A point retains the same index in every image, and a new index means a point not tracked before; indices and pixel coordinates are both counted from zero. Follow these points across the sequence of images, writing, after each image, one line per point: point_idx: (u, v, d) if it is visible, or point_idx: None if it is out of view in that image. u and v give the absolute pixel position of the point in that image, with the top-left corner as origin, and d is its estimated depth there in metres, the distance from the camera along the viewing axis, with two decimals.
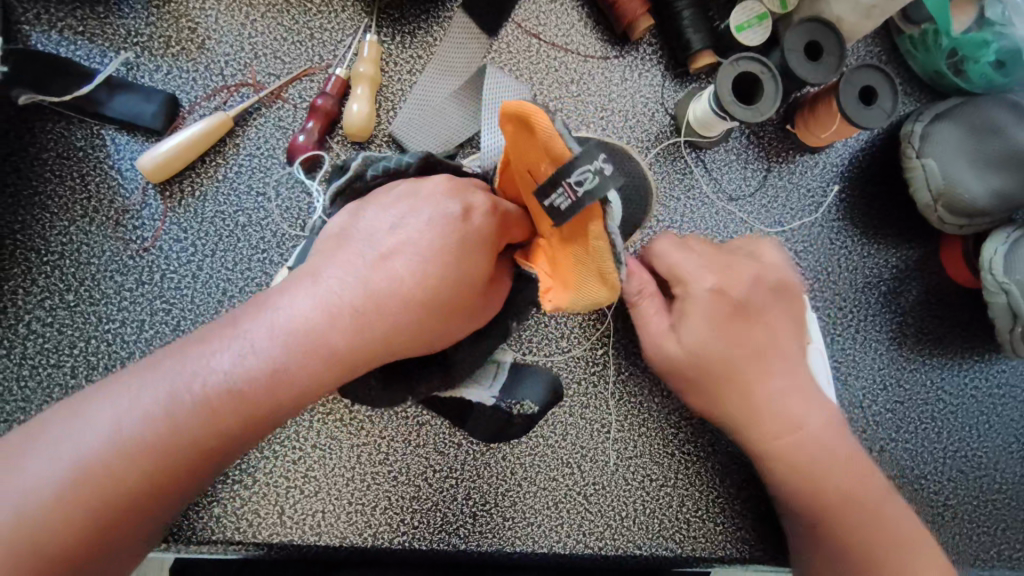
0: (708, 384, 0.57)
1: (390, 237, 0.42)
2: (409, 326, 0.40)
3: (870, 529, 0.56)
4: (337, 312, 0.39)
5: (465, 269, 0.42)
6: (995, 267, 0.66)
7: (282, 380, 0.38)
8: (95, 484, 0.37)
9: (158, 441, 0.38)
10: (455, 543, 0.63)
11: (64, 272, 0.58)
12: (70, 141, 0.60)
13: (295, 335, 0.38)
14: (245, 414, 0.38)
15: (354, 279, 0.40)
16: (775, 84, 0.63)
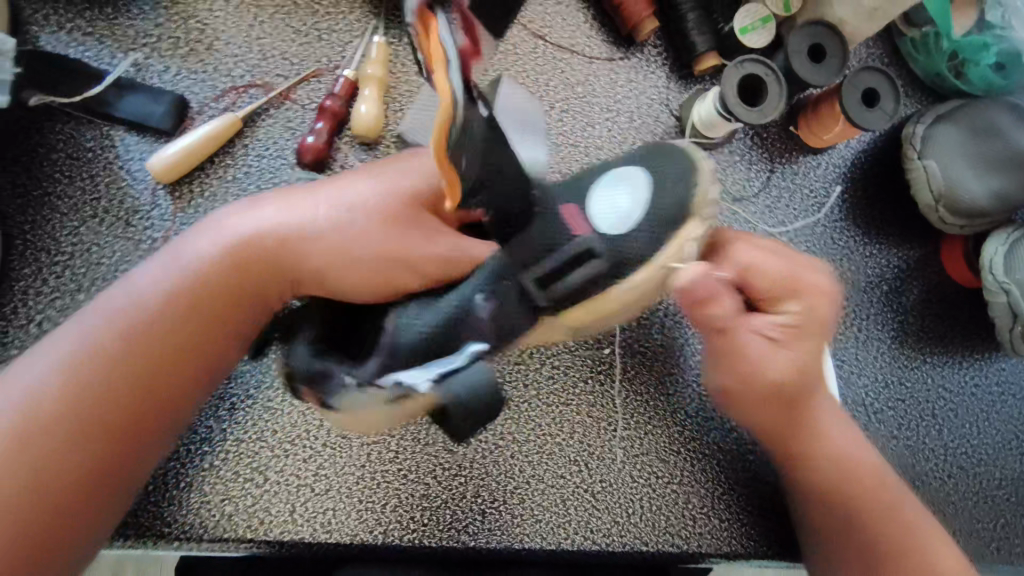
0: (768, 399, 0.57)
1: (316, 200, 0.51)
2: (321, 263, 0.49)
3: (890, 520, 0.58)
4: (241, 255, 0.50)
5: (391, 223, 0.51)
6: (996, 268, 0.67)
7: (185, 312, 0.48)
8: (28, 431, 0.43)
9: (80, 382, 0.45)
10: (464, 540, 0.63)
11: (75, 272, 0.59)
12: (80, 142, 0.60)
13: (197, 271, 0.49)
14: (154, 359, 0.47)
15: (267, 230, 0.50)
16: (779, 86, 0.63)
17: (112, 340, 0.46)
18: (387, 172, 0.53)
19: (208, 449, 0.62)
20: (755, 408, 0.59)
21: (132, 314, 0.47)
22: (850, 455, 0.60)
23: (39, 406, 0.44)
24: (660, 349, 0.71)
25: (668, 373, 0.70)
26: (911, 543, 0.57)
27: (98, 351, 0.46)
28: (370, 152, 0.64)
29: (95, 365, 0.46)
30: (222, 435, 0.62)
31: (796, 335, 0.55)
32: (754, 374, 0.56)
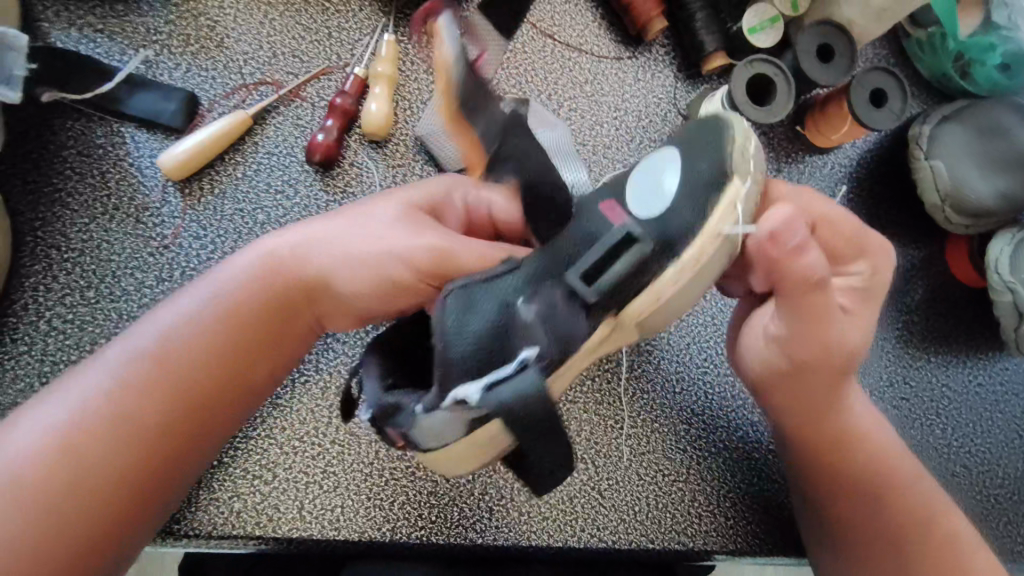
0: (842, 366, 0.55)
1: (336, 218, 0.53)
2: (343, 272, 0.50)
3: (902, 499, 0.59)
4: (276, 273, 0.51)
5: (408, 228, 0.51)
6: (1001, 268, 0.67)
7: (231, 325, 0.49)
8: (84, 437, 0.44)
9: (138, 389, 0.46)
10: (471, 537, 0.63)
11: (85, 269, 0.59)
12: (90, 139, 0.60)
13: (234, 287, 0.50)
14: (210, 372, 0.48)
15: (297, 247, 0.51)
16: (788, 86, 0.64)
17: (170, 351, 0.48)
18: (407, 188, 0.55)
19: None
20: (820, 380, 0.56)
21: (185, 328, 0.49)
22: (874, 437, 0.60)
23: (101, 412, 0.45)
24: (667, 347, 0.71)
25: (675, 372, 0.70)
26: (936, 522, 0.58)
27: (157, 361, 0.47)
28: (379, 149, 0.64)
29: (151, 375, 0.47)
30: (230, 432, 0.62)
31: (867, 300, 0.55)
32: (836, 334, 0.53)
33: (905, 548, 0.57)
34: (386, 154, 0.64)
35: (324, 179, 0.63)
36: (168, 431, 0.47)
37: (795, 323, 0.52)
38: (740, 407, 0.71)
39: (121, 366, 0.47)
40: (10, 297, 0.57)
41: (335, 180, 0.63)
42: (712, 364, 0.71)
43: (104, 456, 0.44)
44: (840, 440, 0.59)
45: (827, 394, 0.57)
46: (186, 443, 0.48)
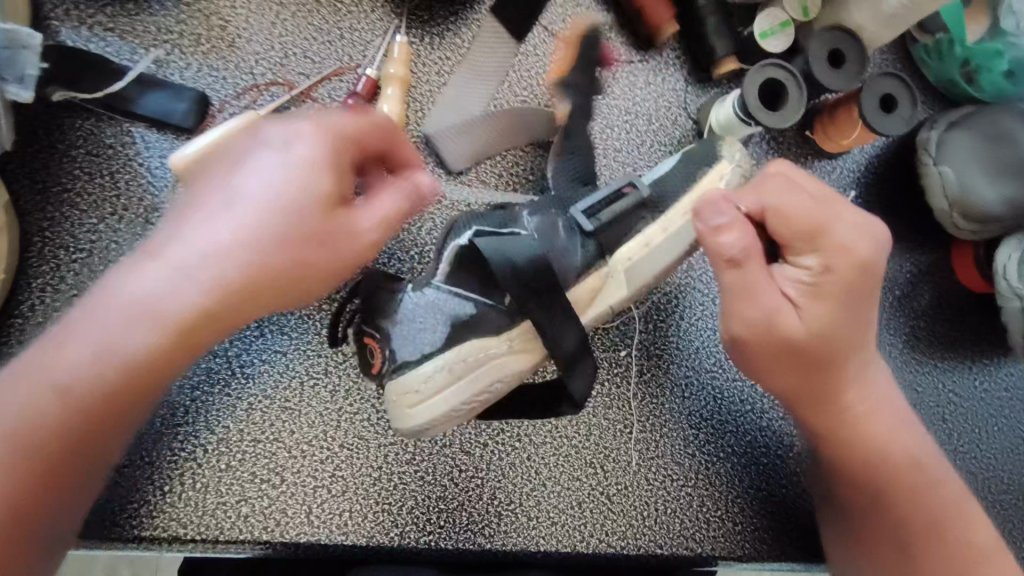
0: (789, 355, 0.53)
1: (212, 195, 0.44)
2: (243, 256, 0.42)
3: (908, 503, 0.58)
4: (167, 281, 0.42)
5: (297, 181, 0.43)
6: (1009, 275, 0.68)
7: (128, 352, 0.42)
8: None
9: (26, 440, 0.41)
10: (480, 542, 0.63)
11: (94, 270, 0.58)
12: (100, 139, 0.60)
13: (118, 308, 0.42)
14: (109, 407, 0.42)
15: (179, 244, 0.42)
16: (799, 91, 0.64)
17: (55, 394, 0.41)
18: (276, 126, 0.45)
19: (224, 452, 0.61)
20: (783, 369, 0.54)
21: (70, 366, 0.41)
22: (891, 432, 0.58)
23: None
24: (676, 351, 0.71)
25: (684, 376, 0.70)
26: (934, 526, 0.57)
27: (41, 406, 0.41)
28: None
29: (40, 425, 0.41)
30: (236, 436, 0.61)
31: (819, 295, 0.51)
32: (761, 318, 0.51)
33: (894, 547, 0.58)
34: None
35: None
36: (78, 466, 0.43)
37: (730, 303, 0.52)
38: (748, 412, 0.71)
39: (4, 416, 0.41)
40: (19, 298, 0.56)
41: None
42: (720, 369, 0.71)
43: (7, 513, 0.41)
44: (840, 436, 0.58)
45: (784, 385, 0.56)
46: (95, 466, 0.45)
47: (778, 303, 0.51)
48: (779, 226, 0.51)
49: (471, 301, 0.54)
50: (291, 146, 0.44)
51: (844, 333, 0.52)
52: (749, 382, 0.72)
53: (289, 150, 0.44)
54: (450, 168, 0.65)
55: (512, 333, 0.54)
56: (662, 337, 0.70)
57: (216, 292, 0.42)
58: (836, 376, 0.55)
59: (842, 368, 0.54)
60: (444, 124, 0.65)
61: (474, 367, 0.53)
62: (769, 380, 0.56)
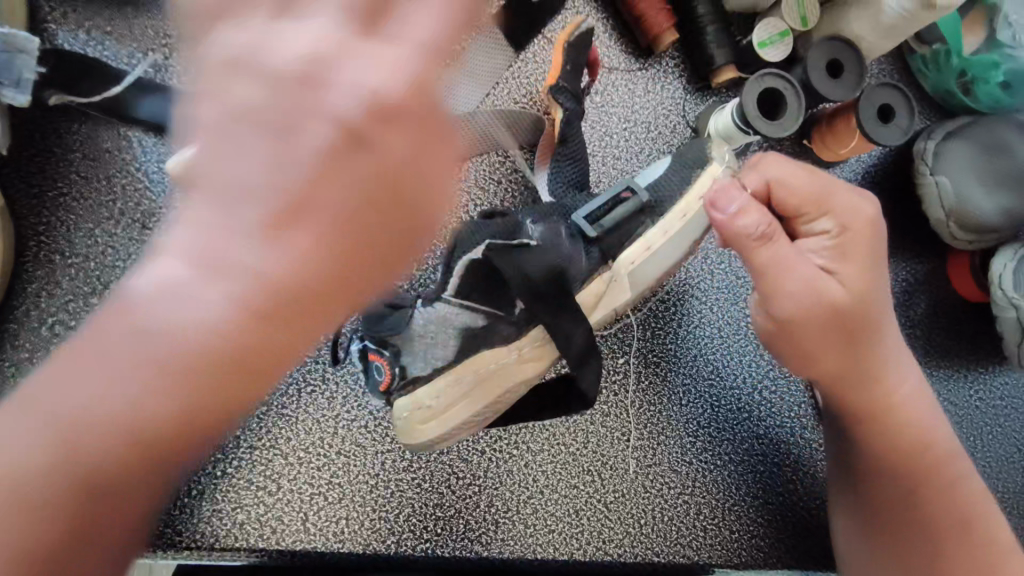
0: (833, 325, 0.53)
1: (254, 163, 0.29)
2: (283, 272, 0.29)
3: (924, 490, 0.57)
4: (214, 298, 0.28)
5: (345, 165, 0.30)
6: (1005, 284, 0.68)
7: (207, 387, 0.29)
8: None
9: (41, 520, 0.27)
10: (477, 550, 0.63)
11: (90, 275, 0.58)
12: (96, 144, 0.59)
13: (266, 300, 0.29)
14: (120, 471, 0.28)
15: (201, 251, 0.29)
16: (798, 100, 0.64)
17: (62, 458, 0.27)
18: (373, 55, 0.30)
19: (220, 459, 0.60)
20: (822, 345, 0.54)
21: (80, 409, 0.27)
22: (924, 424, 0.58)
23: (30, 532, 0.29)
24: (674, 359, 0.71)
25: (681, 384, 0.70)
26: (963, 523, 0.56)
27: (41, 477, 0.27)
28: None
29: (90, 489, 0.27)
30: (234, 443, 0.61)
31: (846, 254, 0.54)
32: (803, 288, 0.52)
33: (925, 541, 0.56)
34: None
35: None
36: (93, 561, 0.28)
37: (767, 280, 0.52)
38: (745, 420, 0.71)
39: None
40: (13, 303, 0.56)
41: None
42: (718, 377, 0.71)
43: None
44: (879, 420, 0.58)
45: (825, 364, 0.56)
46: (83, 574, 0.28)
47: (814, 273, 0.52)
48: (786, 196, 0.54)
49: (481, 313, 0.53)
50: (359, 131, 0.30)
51: (870, 302, 0.54)
52: (747, 390, 0.72)
53: (367, 142, 0.30)
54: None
55: (520, 342, 0.54)
56: (660, 345, 0.70)
57: (308, 304, 0.30)
58: (869, 351, 0.56)
59: (872, 343, 0.56)
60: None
61: (484, 378, 0.53)
62: (809, 360, 0.56)
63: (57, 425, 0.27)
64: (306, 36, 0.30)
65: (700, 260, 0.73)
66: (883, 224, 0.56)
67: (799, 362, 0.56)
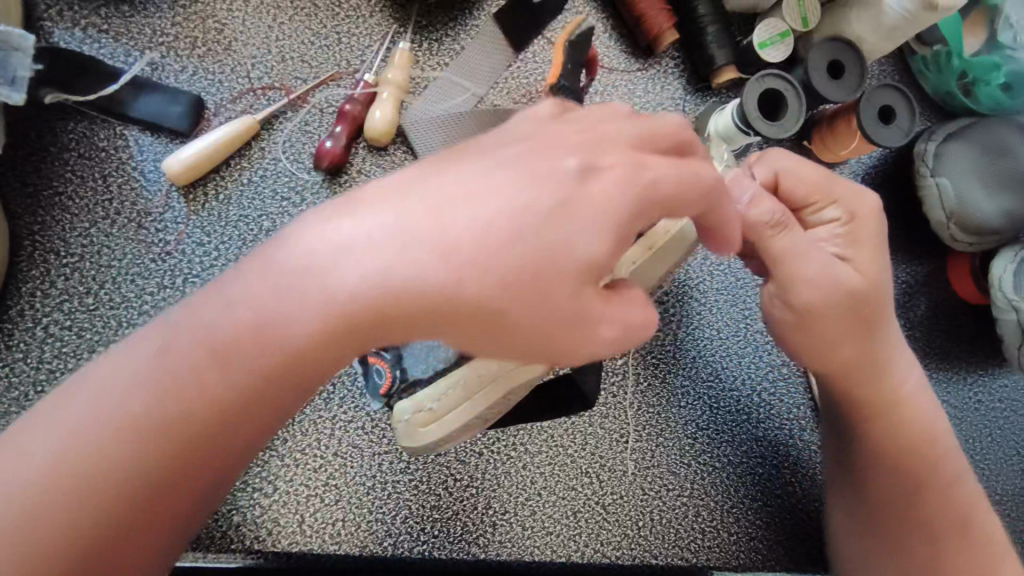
0: (845, 313, 0.55)
1: (457, 177, 0.37)
2: (450, 271, 0.35)
3: (926, 489, 0.57)
4: (361, 254, 0.35)
5: (523, 216, 0.36)
6: (1005, 286, 0.68)
7: (285, 361, 0.36)
8: (87, 466, 0.35)
9: (146, 436, 0.35)
10: (474, 552, 0.62)
11: (85, 275, 0.57)
12: (92, 142, 0.59)
13: (398, 259, 0.35)
14: (224, 427, 0.36)
15: (386, 226, 0.35)
16: (799, 101, 0.64)
17: (193, 384, 0.36)
18: (574, 132, 0.41)
19: None
20: (835, 330, 0.55)
21: (200, 351, 0.36)
22: (927, 424, 0.59)
23: (79, 448, 0.35)
24: (673, 362, 0.70)
25: (680, 386, 0.70)
26: (962, 525, 0.56)
27: (178, 395, 0.36)
28: (382, 158, 0.63)
29: (179, 420, 0.36)
30: None
31: (857, 240, 0.57)
32: (823, 276, 0.54)
33: (921, 543, 0.56)
34: (389, 160, 0.63)
35: (332, 185, 0.62)
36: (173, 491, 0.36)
37: (789, 268, 0.54)
38: (744, 422, 0.71)
39: (111, 388, 0.36)
40: (7, 303, 0.55)
41: (342, 187, 0.62)
42: (717, 379, 0.71)
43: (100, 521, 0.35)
44: (883, 416, 0.58)
45: (839, 356, 0.56)
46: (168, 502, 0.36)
47: (831, 261, 0.54)
48: (794, 187, 0.58)
49: None
50: (586, 177, 0.38)
51: (878, 292, 0.56)
52: (746, 392, 0.72)
53: (582, 185, 0.37)
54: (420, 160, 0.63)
55: None
56: (658, 346, 0.70)
57: (427, 294, 0.35)
58: (876, 343, 0.57)
59: (880, 335, 0.57)
60: (425, 117, 0.64)
61: (488, 381, 0.49)
62: (825, 346, 0.56)
63: (179, 360, 0.36)
64: (553, 147, 0.39)
65: (700, 261, 0.73)
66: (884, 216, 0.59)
67: (816, 355, 0.57)
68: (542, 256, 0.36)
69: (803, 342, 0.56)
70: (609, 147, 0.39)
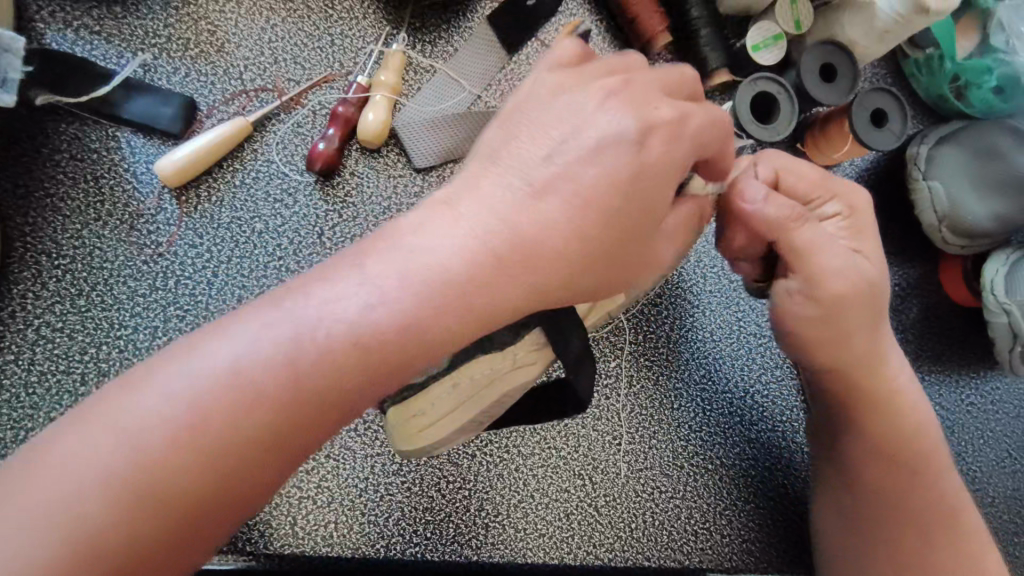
0: (862, 303, 0.53)
1: (548, 164, 0.43)
2: (535, 251, 0.41)
3: (916, 488, 0.57)
4: (477, 245, 0.41)
5: (612, 176, 0.42)
6: (997, 289, 0.68)
7: (370, 363, 0.38)
8: (145, 460, 0.35)
9: (219, 435, 0.36)
10: (467, 555, 0.62)
11: (77, 277, 0.57)
12: (84, 143, 0.59)
13: (510, 242, 0.41)
14: (282, 423, 0.37)
15: (501, 209, 0.42)
16: (792, 105, 0.64)
17: (258, 380, 0.37)
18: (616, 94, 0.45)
19: None
20: (855, 320, 0.53)
21: (287, 352, 0.37)
22: (921, 420, 0.58)
23: (139, 443, 0.35)
24: (667, 363, 0.70)
25: (674, 388, 0.70)
26: (951, 517, 0.57)
27: (242, 391, 0.36)
28: (375, 159, 0.63)
29: (252, 421, 0.36)
30: None
31: (857, 232, 0.57)
32: (842, 266, 0.52)
33: (910, 535, 0.56)
34: (383, 163, 0.63)
35: (324, 188, 0.62)
36: (232, 494, 0.36)
37: (805, 260, 0.52)
38: (736, 424, 0.71)
39: (190, 382, 0.36)
40: None
41: (334, 189, 0.62)
42: (710, 381, 0.71)
43: (159, 521, 0.35)
44: (882, 411, 0.57)
45: (846, 350, 0.54)
46: (223, 506, 0.36)
47: (846, 253, 0.53)
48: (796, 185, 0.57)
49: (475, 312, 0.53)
50: (644, 141, 0.43)
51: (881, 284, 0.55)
52: (739, 394, 0.72)
53: (643, 144, 0.43)
54: (413, 162, 0.64)
55: (515, 346, 0.52)
56: (651, 349, 0.70)
57: (542, 273, 0.42)
58: (878, 338, 0.56)
59: (881, 329, 0.56)
60: (416, 120, 0.64)
61: (486, 384, 0.51)
62: (841, 340, 0.54)
63: (261, 360, 0.37)
64: (599, 106, 0.44)
65: (693, 263, 0.73)
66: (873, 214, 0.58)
67: (830, 349, 0.54)
68: (629, 212, 0.43)
69: (821, 336, 0.54)
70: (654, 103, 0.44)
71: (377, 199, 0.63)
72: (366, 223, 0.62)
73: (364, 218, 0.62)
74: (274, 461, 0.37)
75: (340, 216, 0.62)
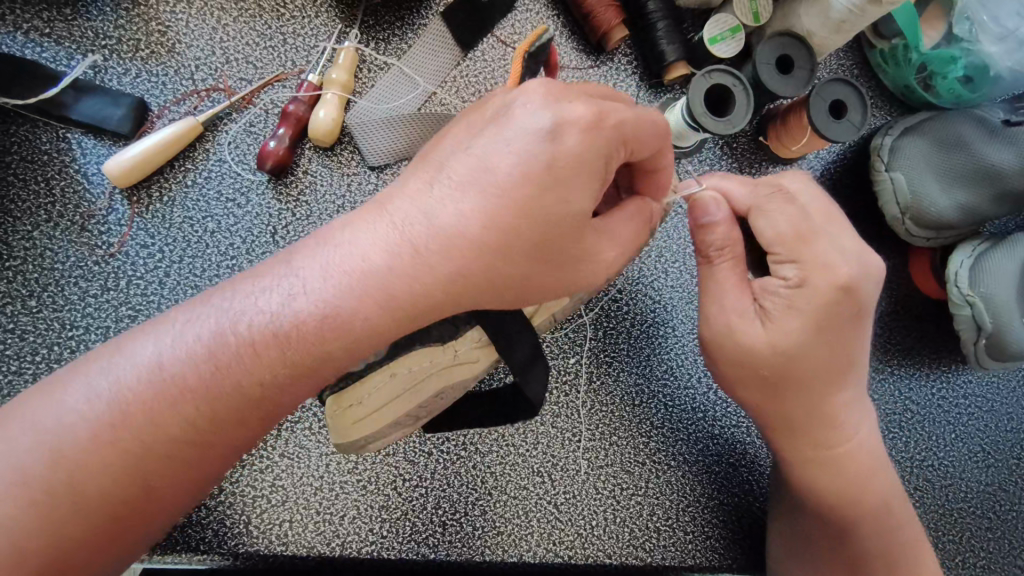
0: (782, 373, 0.51)
1: (468, 157, 0.41)
2: (454, 244, 0.40)
3: (870, 540, 0.57)
4: (394, 245, 0.40)
5: (526, 163, 0.39)
6: (961, 281, 0.68)
7: (285, 360, 0.40)
8: (69, 463, 0.37)
9: (140, 428, 0.38)
10: (425, 552, 0.63)
11: (28, 278, 0.57)
12: (34, 145, 0.59)
13: (427, 236, 0.40)
14: (197, 418, 0.39)
15: (423, 209, 0.41)
16: (747, 95, 0.63)
17: (168, 381, 0.39)
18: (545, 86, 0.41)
19: None
20: (795, 377, 0.51)
21: (206, 349, 0.39)
22: (868, 478, 0.57)
23: (60, 446, 0.37)
24: (628, 358, 0.70)
25: (638, 391, 0.69)
26: (889, 555, 0.57)
27: (153, 391, 0.39)
28: (329, 158, 0.63)
29: (174, 417, 0.39)
30: None
31: (782, 298, 0.49)
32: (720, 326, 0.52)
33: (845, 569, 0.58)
34: (337, 162, 0.63)
35: (277, 187, 0.62)
36: (157, 487, 0.39)
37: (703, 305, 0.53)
38: (699, 420, 0.70)
39: (110, 383, 0.39)
40: None
41: (288, 188, 0.62)
42: (672, 377, 0.70)
43: (92, 513, 0.38)
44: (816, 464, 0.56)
45: (800, 409, 0.53)
46: (152, 497, 0.39)
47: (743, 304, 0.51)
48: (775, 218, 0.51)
49: None
50: (558, 138, 0.39)
51: (830, 347, 0.50)
52: (701, 390, 0.71)
53: (558, 142, 0.39)
54: (366, 159, 0.63)
55: (457, 342, 0.53)
56: (611, 344, 0.70)
57: (464, 274, 0.40)
58: (836, 398, 0.53)
59: (845, 387, 0.53)
60: (370, 117, 0.64)
61: (424, 383, 0.51)
62: (798, 405, 0.53)
63: (180, 358, 0.39)
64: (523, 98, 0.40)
65: (654, 257, 0.72)
66: (866, 283, 0.49)
67: (790, 408, 0.53)
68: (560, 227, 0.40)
69: (773, 402, 0.53)
70: (576, 97, 0.40)
71: (333, 197, 0.63)
72: (321, 222, 0.63)
73: (319, 217, 0.62)
74: (195, 458, 0.40)
75: (293, 215, 0.62)
